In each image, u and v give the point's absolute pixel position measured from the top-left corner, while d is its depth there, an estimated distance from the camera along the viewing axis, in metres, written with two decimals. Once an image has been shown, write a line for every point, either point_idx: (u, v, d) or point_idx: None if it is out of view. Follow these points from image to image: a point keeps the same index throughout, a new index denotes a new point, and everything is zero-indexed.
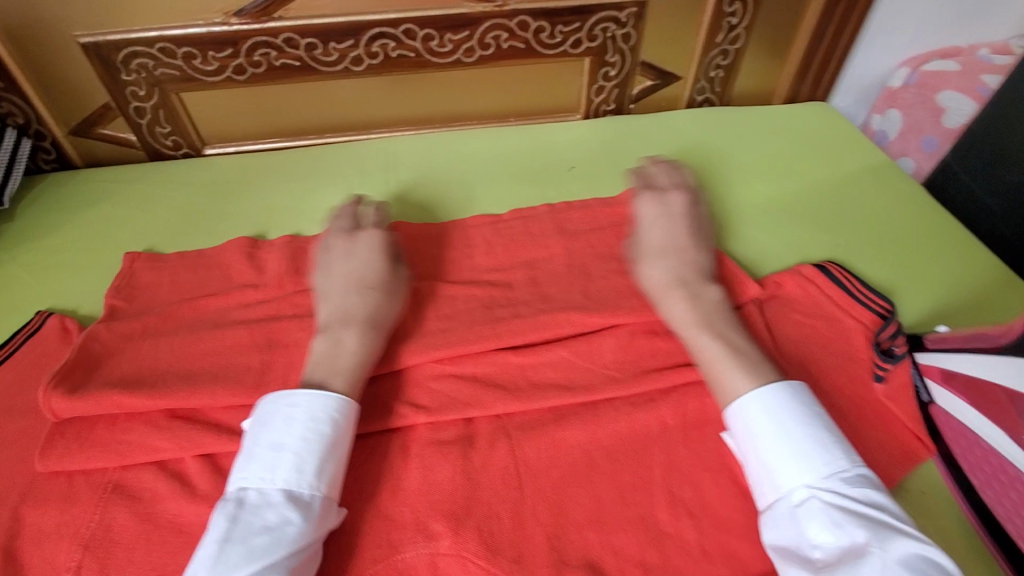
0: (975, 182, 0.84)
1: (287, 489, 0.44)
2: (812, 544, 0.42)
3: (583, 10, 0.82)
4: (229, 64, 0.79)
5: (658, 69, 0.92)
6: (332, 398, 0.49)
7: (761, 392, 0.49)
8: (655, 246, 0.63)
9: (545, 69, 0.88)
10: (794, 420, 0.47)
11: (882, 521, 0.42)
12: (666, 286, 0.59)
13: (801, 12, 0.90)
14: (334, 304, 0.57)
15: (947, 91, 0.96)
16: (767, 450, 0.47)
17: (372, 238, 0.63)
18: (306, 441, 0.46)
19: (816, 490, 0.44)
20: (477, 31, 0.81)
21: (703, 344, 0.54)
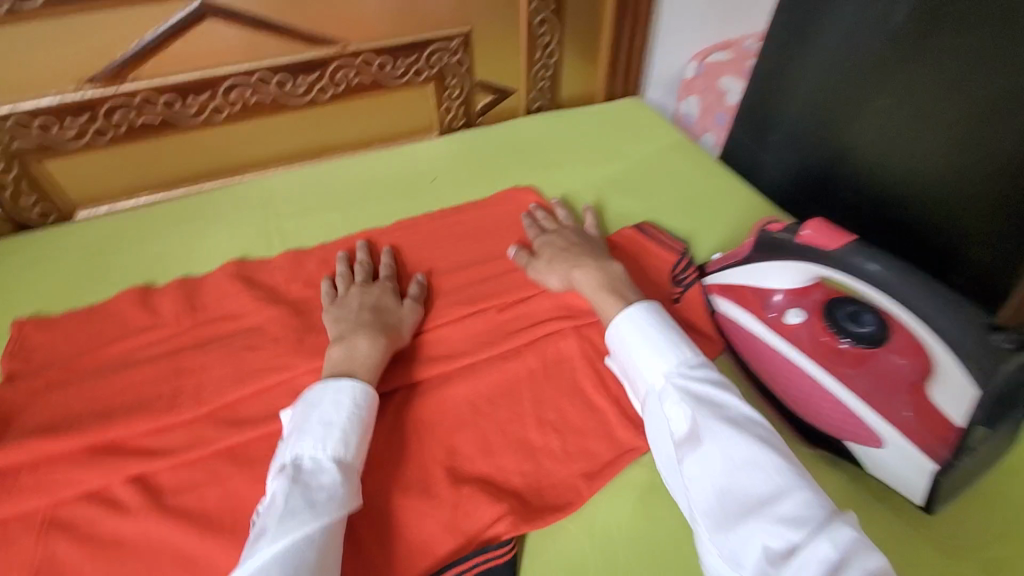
0: (751, 143, 1.01)
1: (334, 457, 0.52)
2: (668, 422, 0.53)
3: (417, 44, 0.95)
4: (90, 128, 0.83)
5: (495, 85, 1.07)
6: (362, 388, 0.58)
7: (638, 314, 0.61)
8: (552, 250, 0.75)
9: (396, 97, 1.00)
10: (651, 330, 0.59)
11: (716, 392, 0.53)
12: (571, 267, 0.72)
13: (600, 27, 1.09)
14: (345, 320, 0.66)
15: (726, 77, 1.19)
16: (635, 357, 0.58)
17: (389, 282, 0.73)
18: (350, 421, 0.55)
19: (671, 378, 0.55)
20: (327, 71, 0.92)
21: (603, 301, 0.66)
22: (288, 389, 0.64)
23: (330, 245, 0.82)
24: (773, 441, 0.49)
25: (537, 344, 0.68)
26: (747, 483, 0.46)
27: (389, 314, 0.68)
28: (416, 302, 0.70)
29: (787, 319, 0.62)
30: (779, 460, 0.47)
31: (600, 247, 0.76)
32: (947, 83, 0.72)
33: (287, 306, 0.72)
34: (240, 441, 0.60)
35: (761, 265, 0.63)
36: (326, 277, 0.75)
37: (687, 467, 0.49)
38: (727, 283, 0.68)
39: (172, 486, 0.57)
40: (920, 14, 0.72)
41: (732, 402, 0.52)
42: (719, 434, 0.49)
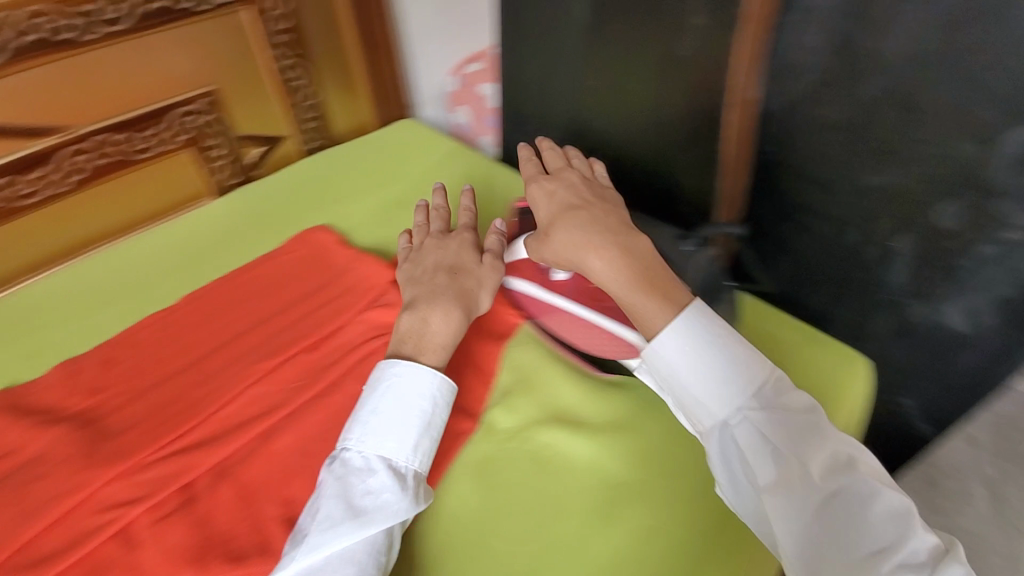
0: (530, 144, 1.12)
1: (388, 462, 0.56)
2: (748, 462, 0.52)
3: (159, 112, 0.91)
4: None
5: (261, 135, 1.06)
6: (437, 378, 0.60)
7: (689, 327, 0.55)
8: (563, 223, 0.62)
9: (154, 170, 0.95)
10: (712, 353, 0.55)
11: (803, 421, 0.52)
12: (592, 250, 0.59)
13: (352, 62, 1.13)
14: (419, 291, 0.68)
15: (484, 85, 1.28)
16: (701, 390, 0.55)
17: (467, 233, 0.76)
18: (410, 416, 0.58)
19: (747, 414, 0.53)
20: (57, 161, 0.84)
21: (643, 303, 0.57)
22: (89, 508, 0.58)
23: (113, 342, 0.76)
24: (871, 473, 0.50)
25: (354, 370, 0.70)
26: (854, 529, 0.48)
27: (465, 276, 0.69)
28: (495, 259, 0.72)
29: (554, 276, 0.69)
30: (887, 498, 0.49)
31: (625, 218, 0.63)
32: (625, 59, 0.86)
33: (72, 421, 0.66)
34: None
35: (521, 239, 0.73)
36: (406, 231, 0.81)
37: (780, 516, 0.50)
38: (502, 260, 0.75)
39: None
40: (593, 9, 0.86)
41: (823, 434, 0.52)
42: (817, 482, 0.50)
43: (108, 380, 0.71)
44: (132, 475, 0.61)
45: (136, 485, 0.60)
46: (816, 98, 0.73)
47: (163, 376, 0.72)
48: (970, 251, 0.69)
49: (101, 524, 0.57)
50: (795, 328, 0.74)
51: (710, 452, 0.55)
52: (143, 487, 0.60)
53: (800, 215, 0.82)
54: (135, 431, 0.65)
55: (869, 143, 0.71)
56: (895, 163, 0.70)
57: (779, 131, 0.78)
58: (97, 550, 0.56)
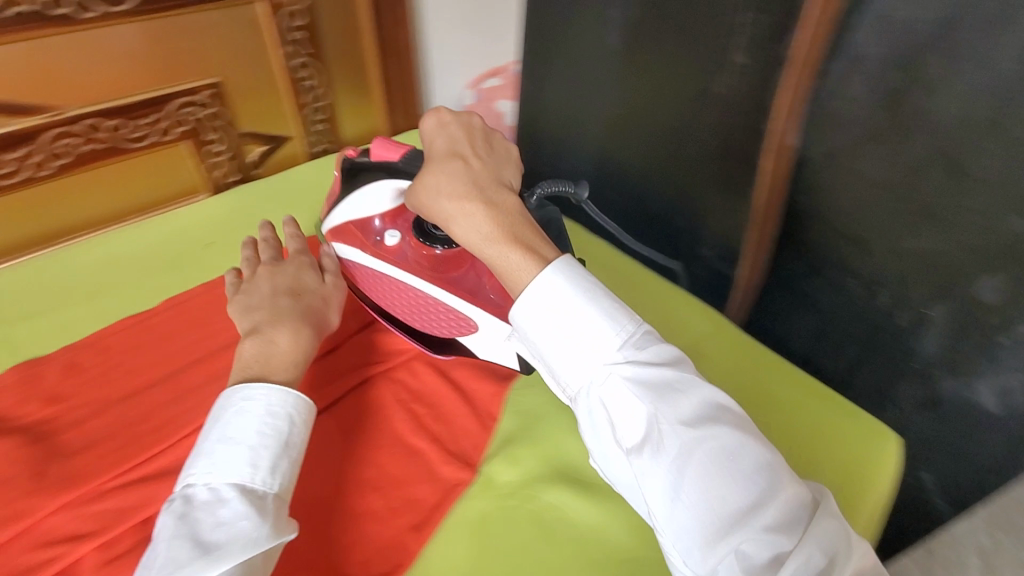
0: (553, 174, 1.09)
1: (240, 485, 0.47)
2: (615, 425, 0.48)
3: (156, 102, 0.85)
4: None
5: (264, 135, 1.00)
6: (289, 396, 0.52)
7: (557, 282, 0.50)
8: (435, 170, 0.57)
9: (144, 161, 0.88)
10: (581, 305, 0.50)
11: (671, 375, 0.48)
12: (458, 205, 0.54)
13: (366, 65, 1.07)
14: (262, 312, 0.61)
15: (501, 100, 1.26)
16: (565, 349, 0.50)
17: (305, 256, 0.70)
18: (262, 437, 0.50)
19: (614, 370, 0.49)
20: (38, 143, 0.78)
21: (508, 256, 0.52)
22: (27, 541, 0.51)
23: (79, 347, 0.69)
24: (740, 426, 0.47)
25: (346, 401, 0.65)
26: (723, 483, 0.44)
27: (310, 295, 0.65)
28: (337, 277, 0.69)
29: (386, 243, 0.70)
30: (755, 449, 0.46)
31: (503, 174, 0.59)
32: (652, 92, 0.85)
33: (20, 437, 0.58)
34: None
35: (349, 198, 0.70)
36: (231, 267, 0.71)
37: (650, 477, 0.46)
38: (334, 225, 0.72)
39: None
40: (621, 37, 0.85)
41: (690, 386, 0.48)
42: (681, 443, 0.46)
43: (70, 390, 0.64)
44: (81, 505, 0.53)
45: (82, 520, 0.52)
46: (861, 150, 0.69)
47: (130, 389, 0.64)
48: (1009, 328, 0.64)
49: (34, 566, 0.49)
50: (815, 394, 0.71)
51: (581, 417, 0.51)
52: (92, 522, 0.52)
53: (828, 270, 0.79)
54: (93, 452, 0.58)
55: (910, 206, 0.67)
56: (937, 230, 0.66)
57: (809, 182, 0.75)
58: None
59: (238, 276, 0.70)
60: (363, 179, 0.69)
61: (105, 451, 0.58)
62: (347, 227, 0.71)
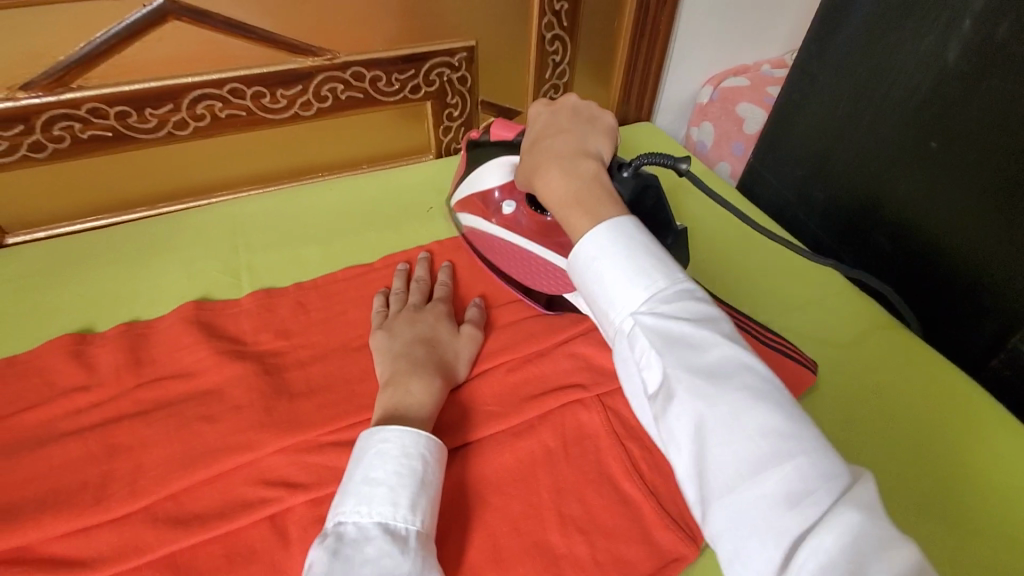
0: (797, 199, 0.92)
1: (383, 523, 0.43)
2: (639, 370, 0.43)
3: (416, 58, 0.84)
4: (23, 142, 0.70)
5: (499, 107, 0.97)
6: (424, 435, 0.48)
7: (596, 235, 0.46)
8: (528, 150, 0.57)
9: (389, 115, 0.89)
10: (614, 252, 0.45)
11: (692, 329, 0.41)
12: (537, 173, 0.53)
13: (614, 48, 1.00)
14: (396, 359, 0.58)
15: (743, 104, 1.07)
16: (601, 291, 0.46)
17: (444, 305, 0.66)
18: (398, 476, 0.45)
19: (638, 318, 0.43)
20: (312, 84, 0.80)
21: (571, 220, 0.50)
22: (250, 474, 0.52)
23: (308, 286, 0.70)
24: (759, 394, 0.38)
25: (556, 416, 0.58)
26: (726, 449, 0.37)
27: (445, 346, 0.61)
28: (475, 328, 0.64)
29: (502, 212, 0.66)
30: (765, 416, 0.37)
31: (596, 142, 0.55)
32: (993, 124, 0.65)
33: (254, 363, 0.60)
34: (186, 545, 0.47)
35: (471, 176, 0.69)
36: (382, 290, 0.69)
37: (660, 433, 0.41)
38: (460, 200, 0.72)
39: None
40: (970, 56, 0.66)
41: (714, 343, 0.41)
42: (693, 395, 0.39)
43: (298, 327, 0.65)
44: (298, 454, 0.53)
45: (297, 468, 0.52)
46: None
47: (348, 342, 0.64)
48: None
49: (255, 502, 0.50)
50: None
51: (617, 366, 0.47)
52: (307, 474, 0.52)
53: None
54: (312, 400, 0.57)
55: None
56: None
57: None
58: (246, 533, 0.49)
59: (386, 300, 0.67)
60: (482, 155, 0.67)
61: (322, 402, 0.57)
62: (468, 199, 0.70)
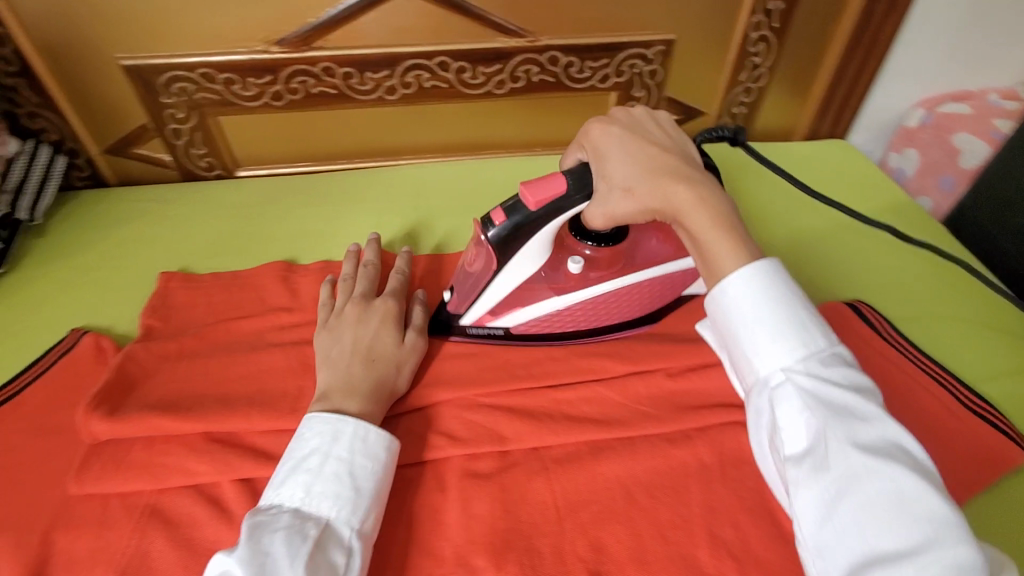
0: (1021, 251, 0.77)
1: (300, 508, 0.45)
2: (780, 426, 0.43)
3: (613, 47, 0.84)
4: (267, 90, 0.82)
5: (684, 105, 0.94)
6: (359, 425, 0.49)
7: (752, 279, 0.46)
8: (626, 168, 0.52)
9: (572, 102, 0.90)
10: (773, 304, 0.45)
11: (855, 398, 0.42)
12: (666, 192, 0.50)
13: (822, 56, 0.92)
14: (331, 372, 0.54)
15: (961, 134, 0.92)
16: (751, 340, 0.46)
17: (394, 299, 0.61)
18: (321, 462, 0.47)
19: (794, 375, 0.43)
20: (509, 64, 0.84)
21: (721, 245, 0.48)
22: (416, 418, 0.56)
23: None
24: (923, 474, 0.39)
25: (715, 431, 0.55)
26: (887, 524, 0.38)
27: (383, 358, 0.55)
28: (417, 334, 0.59)
29: (573, 274, 0.61)
30: (927, 498, 0.38)
31: (689, 151, 0.54)
32: None
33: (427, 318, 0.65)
34: None
35: (510, 265, 0.57)
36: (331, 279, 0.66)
37: (802, 491, 0.41)
38: (489, 305, 0.60)
39: None
40: None
41: (876, 416, 0.41)
42: (853, 467, 0.39)
43: None
44: (459, 409, 0.57)
45: (457, 423, 0.56)
46: None
47: None
48: None
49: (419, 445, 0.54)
50: None
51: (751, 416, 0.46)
52: (466, 429, 0.55)
53: None
54: (475, 363, 0.60)
55: None
56: None
57: None
58: (411, 469, 0.53)
59: (332, 291, 0.64)
60: (517, 241, 0.54)
61: (483, 366, 0.60)
62: (508, 296, 0.60)
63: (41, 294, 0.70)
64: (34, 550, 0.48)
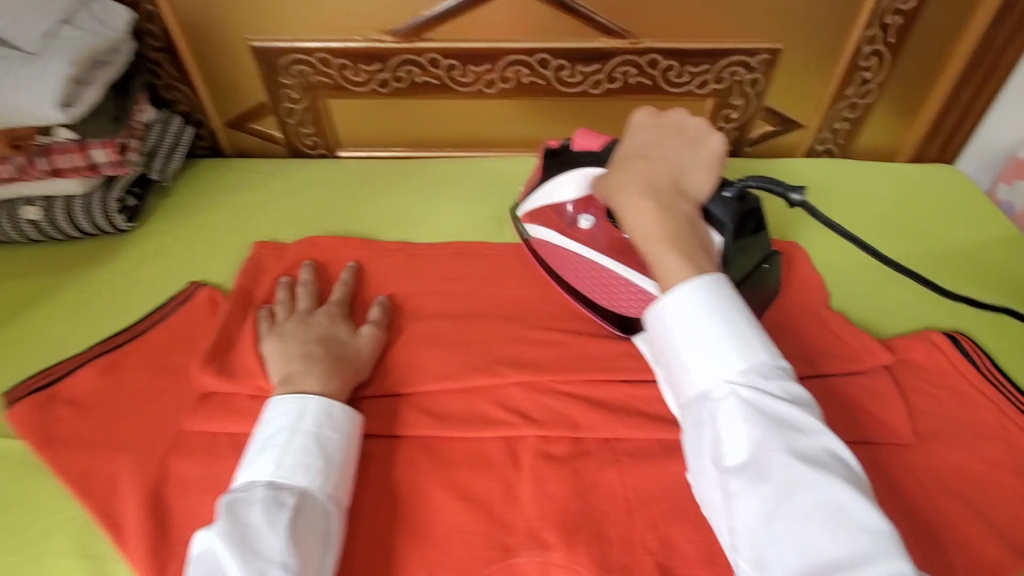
0: None
1: (272, 480, 0.47)
2: (719, 439, 0.43)
3: (715, 53, 0.84)
4: (376, 77, 0.86)
5: (782, 116, 0.92)
6: (318, 401, 0.52)
7: (702, 292, 0.47)
8: (618, 167, 0.55)
9: (666, 106, 0.90)
10: (717, 316, 0.46)
11: (791, 410, 0.43)
12: (625, 202, 0.52)
13: (937, 75, 0.88)
14: (289, 361, 0.56)
15: None
16: (691, 353, 0.46)
17: (339, 307, 0.64)
18: (290, 437, 0.49)
19: (735, 387, 0.44)
20: (608, 65, 0.85)
21: (663, 259, 0.50)
22: (494, 396, 0.58)
23: None
24: (853, 481, 0.41)
25: None
26: (823, 531, 0.39)
27: (340, 348, 0.58)
28: (375, 328, 0.62)
29: (579, 227, 0.62)
30: (862, 509, 0.39)
31: (697, 177, 0.54)
32: None
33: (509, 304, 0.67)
34: (439, 437, 0.56)
35: (552, 182, 0.64)
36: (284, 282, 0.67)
37: (739, 504, 0.41)
38: (531, 208, 0.67)
39: (369, 457, 0.55)
40: None
41: (812, 427, 0.43)
42: (790, 480, 0.40)
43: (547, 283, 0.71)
44: (537, 392, 0.58)
45: (533, 406, 0.57)
46: None
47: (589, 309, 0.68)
48: None
49: (497, 423, 0.56)
50: None
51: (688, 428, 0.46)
52: (542, 413, 0.57)
53: None
54: (553, 351, 0.62)
55: None
56: None
57: None
58: (487, 444, 0.55)
59: (271, 317, 0.63)
60: (566, 163, 0.63)
61: (562, 354, 0.61)
62: (543, 207, 0.66)
63: (163, 247, 0.77)
64: (152, 472, 0.53)
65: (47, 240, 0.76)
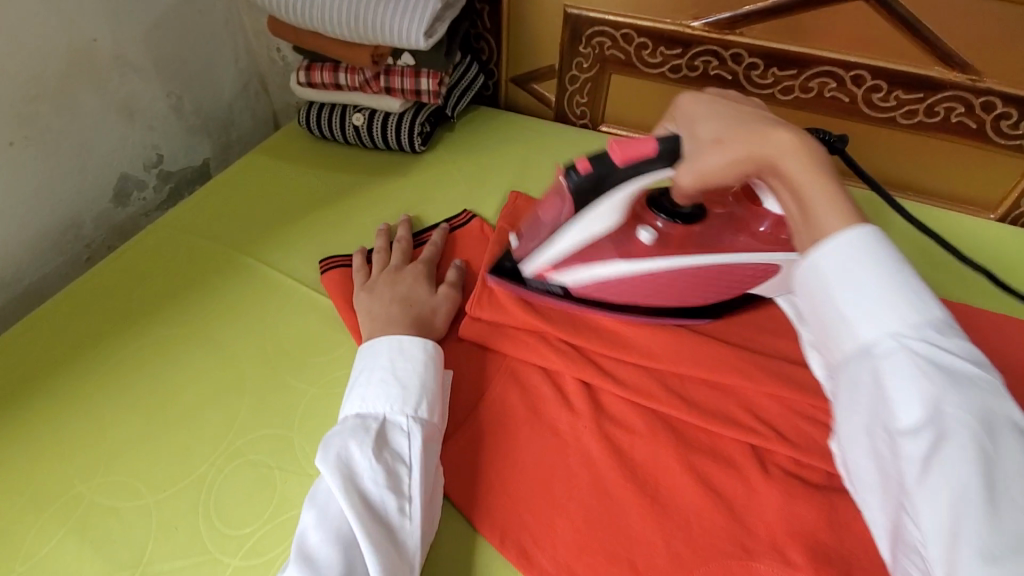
0: None
1: (358, 414, 0.52)
2: (890, 406, 0.37)
3: None
4: (671, 62, 0.87)
5: None
6: (387, 340, 0.56)
7: (867, 235, 0.40)
8: (719, 126, 0.48)
9: (981, 157, 0.80)
10: (888, 264, 0.39)
11: (971, 371, 0.36)
12: (763, 138, 0.45)
13: None
14: (375, 318, 0.61)
15: None
16: (851, 299, 0.39)
17: (424, 266, 0.68)
18: (367, 375, 0.54)
19: (907, 343, 0.37)
20: (932, 98, 0.77)
21: (829, 191, 0.43)
22: (744, 400, 0.58)
23: None
24: None
25: None
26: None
27: (420, 309, 0.62)
28: (451, 290, 0.65)
29: (643, 241, 0.57)
30: None
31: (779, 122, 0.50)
32: None
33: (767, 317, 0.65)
34: (684, 420, 0.56)
35: (584, 219, 0.54)
36: (381, 234, 0.72)
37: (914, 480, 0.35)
38: (554, 259, 0.59)
39: (614, 415, 0.57)
40: None
41: (989, 391, 0.37)
42: (966, 446, 0.34)
43: None
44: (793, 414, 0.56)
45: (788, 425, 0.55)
46: None
47: None
48: None
49: (748, 427, 0.55)
50: None
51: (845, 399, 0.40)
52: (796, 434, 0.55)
53: None
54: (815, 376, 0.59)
55: None
56: None
57: None
58: (734, 444, 0.55)
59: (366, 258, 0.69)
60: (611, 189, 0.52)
61: None
62: (574, 250, 0.58)
63: (445, 174, 0.86)
64: None
65: (359, 144, 0.89)
